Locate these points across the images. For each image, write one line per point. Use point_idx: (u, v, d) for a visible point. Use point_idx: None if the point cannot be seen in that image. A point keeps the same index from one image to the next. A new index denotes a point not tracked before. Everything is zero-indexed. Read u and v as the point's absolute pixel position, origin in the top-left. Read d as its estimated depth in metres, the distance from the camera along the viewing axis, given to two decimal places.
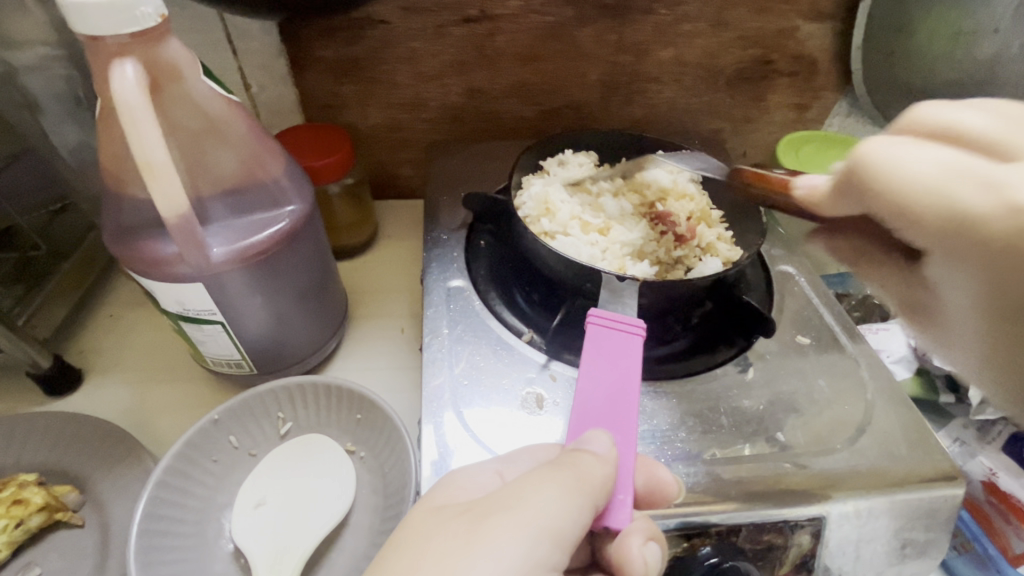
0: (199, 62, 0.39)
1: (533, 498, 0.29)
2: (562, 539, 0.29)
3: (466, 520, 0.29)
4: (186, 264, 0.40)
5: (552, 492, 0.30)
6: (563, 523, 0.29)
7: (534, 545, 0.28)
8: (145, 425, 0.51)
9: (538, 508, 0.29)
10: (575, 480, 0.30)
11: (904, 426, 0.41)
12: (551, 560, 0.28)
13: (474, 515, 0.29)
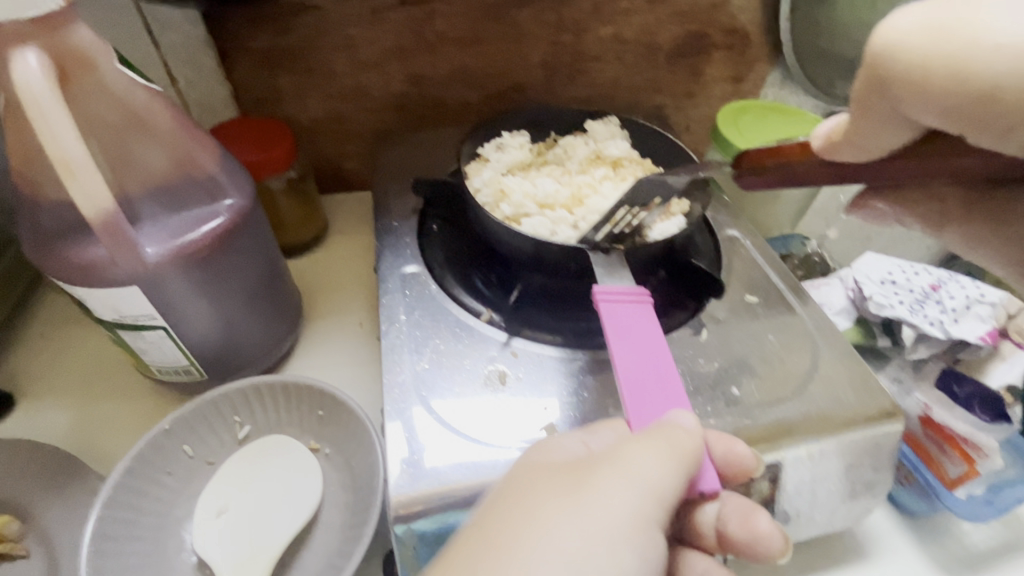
0: (113, 50, 0.37)
1: (634, 459, 0.28)
2: (665, 499, 0.28)
3: (573, 478, 0.28)
4: (119, 266, 0.38)
5: (652, 458, 0.28)
6: (665, 483, 0.28)
7: (640, 504, 0.27)
8: (88, 443, 0.48)
9: (637, 473, 0.28)
10: (671, 445, 0.29)
11: (848, 371, 0.44)
12: (656, 519, 0.28)
13: (581, 473, 0.29)
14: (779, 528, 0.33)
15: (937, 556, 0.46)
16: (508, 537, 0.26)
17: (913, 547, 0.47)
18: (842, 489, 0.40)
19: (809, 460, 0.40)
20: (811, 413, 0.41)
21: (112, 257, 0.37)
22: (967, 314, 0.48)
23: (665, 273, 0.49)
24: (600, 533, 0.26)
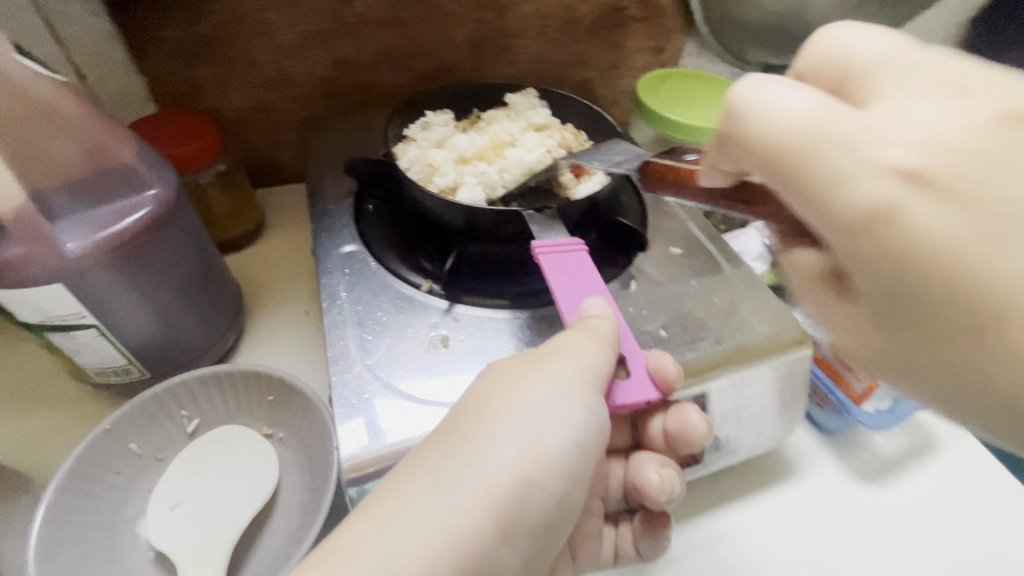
0: (9, 40, 0.36)
1: (565, 344, 0.34)
2: (598, 371, 0.33)
3: (516, 363, 0.34)
4: (39, 263, 0.37)
5: (577, 340, 0.34)
6: (598, 358, 0.33)
7: (576, 375, 0.33)
8: (26, 454, 0.46)
9: (567, 352, 0.33)
10: (601, 327, 0.35)
11: (764, 307, 0.48)
12: (594, 386, 0.33)
13: (522, 361, 0.34)
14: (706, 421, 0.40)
15: (852, 466, 0.52)
16: (472, 415, 0.32)
17: (832, 461, 0.52)
18: (764, 412, 0.45)
19: (731, 387, 0.44)
20: (731, 347, 0.45)
21: (30, 254, 0.36)
22: None
23: (596, 236, 0.53)
24: (547, 400, 0.32)
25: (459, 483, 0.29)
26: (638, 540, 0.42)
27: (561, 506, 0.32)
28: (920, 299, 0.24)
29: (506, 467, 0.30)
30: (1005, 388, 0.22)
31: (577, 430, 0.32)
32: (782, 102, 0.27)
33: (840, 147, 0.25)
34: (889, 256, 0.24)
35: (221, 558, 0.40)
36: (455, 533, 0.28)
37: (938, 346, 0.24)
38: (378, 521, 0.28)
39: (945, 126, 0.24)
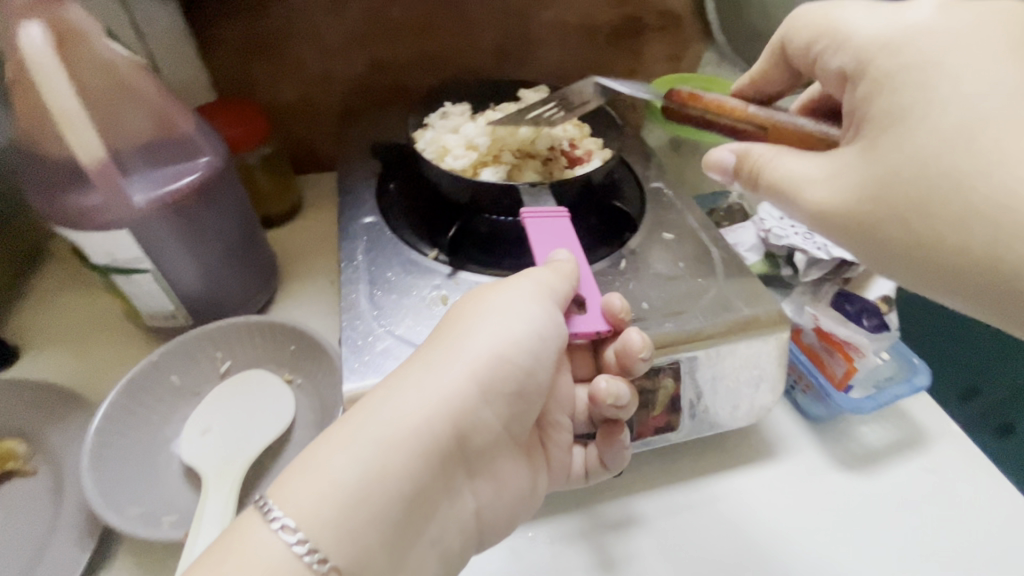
0: (104, 28, 0.44)
1: (532, 271, 0.41)
2: (557, 294, 0.41)
3: (490, 287, 0.42)
4: (111, 211, 0.44)
5: (544, 271, 0.41)
6: (555, 283, 0.41)
7: (539, 295, 0.40)
8: (86, 382, 0.54)
9: (532, 275, 0.41)
10: (557, 265, 0.42)
11: (746, 288, 0.50)
12: (552, 304, 0.40)
13: (496, 286, 0.42)
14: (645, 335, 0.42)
15: (838, 455, 0.51)
16: (458, 322, 0.39)
17: (815, 446, 0.52)
18: (739, 385, 0.47)
19: (706, 360, 0.46)
20: (709, 321, 0.47)
21: (106, 203, 0.44)
22: None
23: (596, 219, 0.57)
24: (515, 314, 0.39)
25: (447, 366, 0.36)
26: (602, 454, 0.45)
27: (530, 388, 0.39)
28: (920, 183, 0.32)
29: (483, 353, 0.37)
30: (1003, 256, 0.31)
31: (541, 329, 0.39)
32: (847, 14, 0.37)
33: (907, 30, 0.34)
34: (903, 152, 0.33)
35: (239, 471, 0.45)
36: (444, 401, 0.35)
37: (941, 213, 0.32)
38: (384, 396, 0.35)
39: (996, 71, 0.32)
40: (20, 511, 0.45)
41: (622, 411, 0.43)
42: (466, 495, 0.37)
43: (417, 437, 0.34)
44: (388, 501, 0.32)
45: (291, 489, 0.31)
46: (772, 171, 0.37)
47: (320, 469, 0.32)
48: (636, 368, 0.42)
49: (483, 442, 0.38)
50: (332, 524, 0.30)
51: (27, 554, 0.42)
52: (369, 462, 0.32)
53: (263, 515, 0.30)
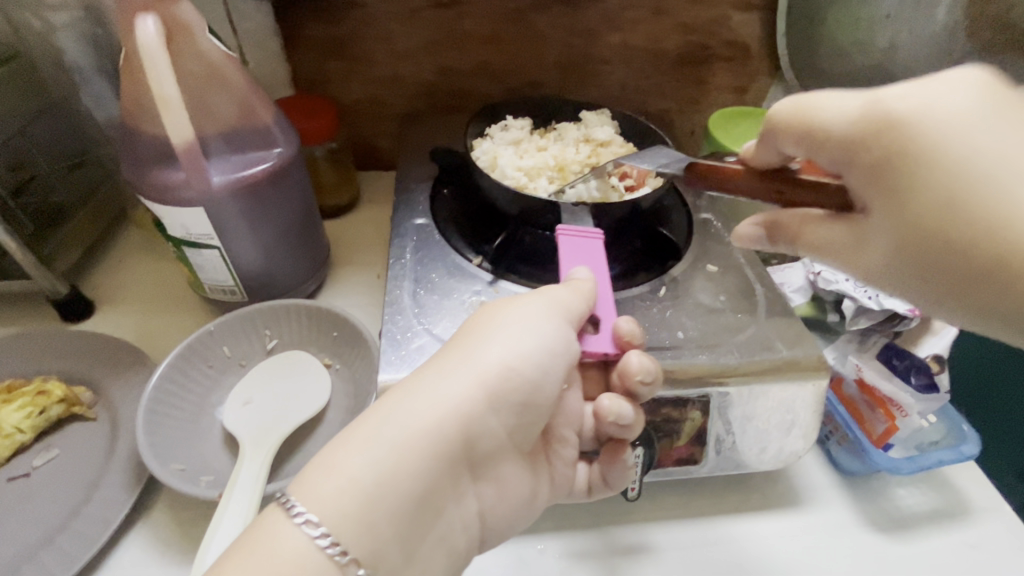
0: (207, 23, 0.48)
1: (549, 289, 0.42)
2: (571, 312, 0.41)
3: (508, 299, 0.42)
4: (191, 188, 0.48)
5: (562, 289, 0.42)
6: (570, 300, 0.41)
7: (553, 310, 0.40)
8: (148, 343, 0.58)
9: (548, 292, 0.41)
10: (573, 282, 0.43)
11: (788, 329, 0.49)
12: (566, 321, 0.41)
13: (512, 298, 0.43)
14: (650, 361, 0.42)
15: (870, 515, 0.49)
16: (473, 332, 0.40)
17: (845, 502, 0.50)
18: (769, 428, 0.46)
19: (738, 398, 0.45)
20: (744, 358, 0.46)
21: (187, 180, 0.48)
22: None
23: (640, 243, 0.59)
24: (526, 328, 0.39)
25: (459, 373, 0.37)
26: (604, 472, 0.44)
27: (537, 401, 0.39)
28: (930, 223, 0.29)
29: (494, 363, 0.37)
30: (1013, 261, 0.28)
31: (552, 345, 0.39)
32: (827, 102, 0.32)
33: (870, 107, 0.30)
34: (935, 215, 0.29)
35: (275, 442, 0.48)
36: (453, 407, 0.36)
37: (963, 232, 0.28)
38: (398, 399, 0.36)
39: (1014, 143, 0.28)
40: (78, 452, 0.49)
41: (625, 430, 0.43)
42: (471, 497, 0.38)
43: (427, 439, 0.35)
44: (399, 498, 0.33)
45: (309, 484, 0.32)
46: (811, 237, 0.35)
47: (337, 467, 0.33)
48: (642, 389, 0.42)
49: (489, 448, 0.38)
50: (349, 518, 0.32)
51: (79, 491, 0.46)
52: (384, 461, 0.33)
53: (286, 512, 0.32)
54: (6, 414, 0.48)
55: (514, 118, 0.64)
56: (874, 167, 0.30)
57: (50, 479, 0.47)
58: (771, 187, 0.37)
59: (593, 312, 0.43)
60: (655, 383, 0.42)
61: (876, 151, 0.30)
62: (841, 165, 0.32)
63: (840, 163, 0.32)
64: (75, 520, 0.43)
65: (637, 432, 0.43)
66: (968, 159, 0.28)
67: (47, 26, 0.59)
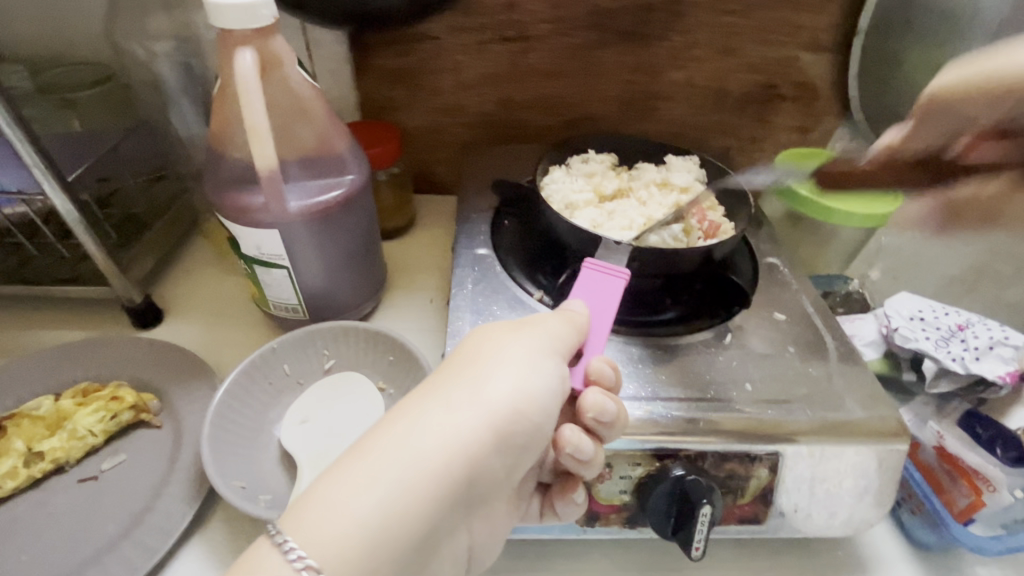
0: (296, 56, 0.50)
1: (547, 318, 0.41)
2: (568, 347, 0.40)
3: (511, 326, 0.41)
4: (269, 212, 0.50)
5: (557, 320, 0.41)
6: (566, 333, 0.40)
7: (552, 346, 0.39)
8: (211, 354, 0.60)
9: (547, 323, 0.40)
10: (569, 315, 0.42)
11: (864, 387, 0.47)
12: (563, 356, 0.39)
13: (515, 324, 0.41)
14: (613, 402, 0.38)
15: None
16: (471, 361, 0.38)
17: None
18: (840, 492, 0.44)
19: (809, 458, 0.43)
20: (815, 417, 0.44)
21: (267, 204, 0.50)
22: (991, 354, 0.49)
23: (702, 285, 0.58)
24: (529, 362, 0.38)
25: (466, 410, 0.35)
26: (554, 503, 0.42)
27: (537, 442, 0.38)
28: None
29: (503, 402, 0.36)
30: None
31: (555, 385, 0.38)
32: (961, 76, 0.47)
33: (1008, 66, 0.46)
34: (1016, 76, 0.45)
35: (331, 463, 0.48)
36: (460, 447, 0.34)
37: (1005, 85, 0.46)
38: (398, 433, 0.34)
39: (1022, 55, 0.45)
40: (141, 459, 0.51)
41: (581, 468, 0.39)
42: (465, 535, 0.37)
43: (433, 481, 0.33)
44: (403, 544, 0.32)
45: (304, 524, 0.31)
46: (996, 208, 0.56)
47: (338, 507, 0.31)
48: (602, 427, 0.39)
49: (489, 488, 0.37)
50: (352, 565, 0.30)
51: (142, 500, 0.47)
52: (390, 504, 0.32)
53: (281, 553, 0.30)
54: (81, 418, 0.51)
55: (593, 152, 0.65)
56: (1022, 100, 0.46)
57: (115, 484, 0.49)
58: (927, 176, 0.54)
59: (580, 347, 0.42)
60: (614, 425, 0.39)
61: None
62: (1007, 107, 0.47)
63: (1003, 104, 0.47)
64: (137, 529, 0.45)
65: (590, 472, 0.40)
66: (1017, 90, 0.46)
67: (146, 53, 0.63)
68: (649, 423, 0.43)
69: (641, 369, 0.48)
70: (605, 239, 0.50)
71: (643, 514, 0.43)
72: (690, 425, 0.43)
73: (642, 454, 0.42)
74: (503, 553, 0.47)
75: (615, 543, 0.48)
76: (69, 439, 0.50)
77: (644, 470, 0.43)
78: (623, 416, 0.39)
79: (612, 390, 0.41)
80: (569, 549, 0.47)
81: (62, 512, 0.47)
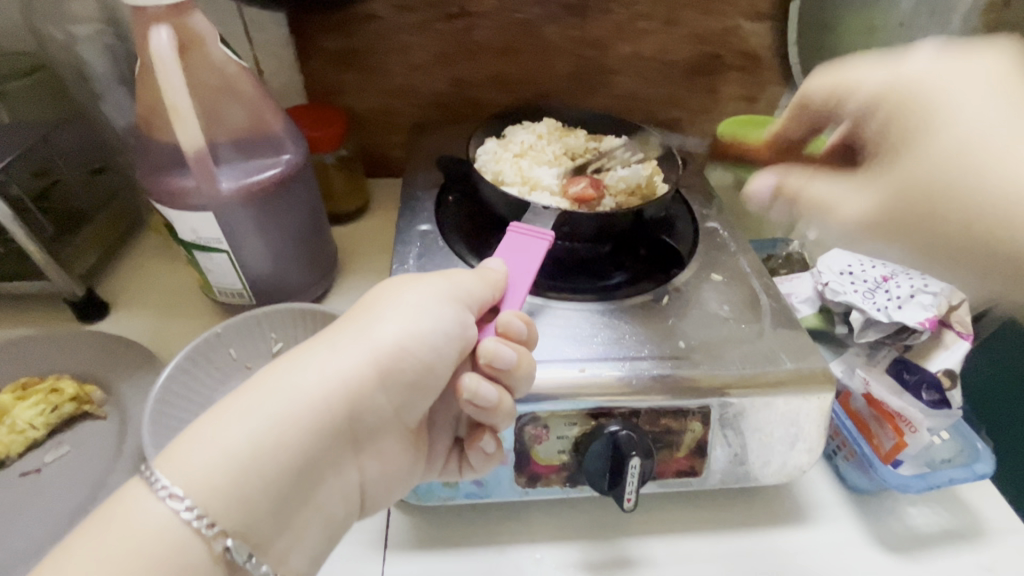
0: (219, 35, 0.49)
1: (454, 271, 0.42)
2: (473, 296, 0.41)
3: (410, 276, 0.43)
4: (202, 195, 0.50)
5: (471, 276, 0.42)
6: (471, 283, 0.42)
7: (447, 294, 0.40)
8: (158, 345, 0.60)
9: (452, 275, 0.42)
10: (474, 269, 0.43)
11: (793, 339, 0.48)
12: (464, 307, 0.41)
13: (416, 274, 0.43)
14: (507, 347, 0.40)
15: (875, 530, 0.47)
16: (366, 309, 0.40)
17: (850, 517, 0.48)
18: (772, 441, 0.45)
19: (740, 410, 0.44)
20: (746, 370, 0.45)
21: (198, 187, 0.49)
22: (912, 302, 0.51)
23: (646, 251, 0.59)
24: (418, 306, 0.39)
25: (350, 351, 0.37)
26: (467, 457, 0.44)
27: (428, 381, 0.39)
28: (960, 193, 0.32)
29: (387, 341, 0.38)
30: (986, 227, 0.32)
31: (448, 329, 0.39)
32: (859, 78, 0.38)
33: (891, 76, 0.36)
34: (944, 168, 0.33)
35: None
36: (340, 383, 0.36)
37: (922, 150, 0.34)
38: (282, 373, 0.36)
39: (986, 107, 0.33)
40: (85, 449, 0.50)
41: (485, 415, 0.41)
42: (353, 470, 0.38)
43: (310, 415, 0.35)
44: (275, 471, 0.33)
45: (178, 456, 0.32)
46: (811, 191, 0.39)
47: (211, 439, 0.33)
48: (502, 373, 0.40)
49: (375, 425, 0.38)
50: (219, 491, 0.32)
51: (87, 488, 0.47)
52: (262, 434, 0.33)
53: (149, 484, 0.31)
54: (20, 411, 0.50)
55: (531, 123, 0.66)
56: (889, 114, 0.36)
57: (60, 475, 0.48)
58: (777, 148, 0.48)
59: (495, 303, 0.43)
60: (514, 369, 0.40)
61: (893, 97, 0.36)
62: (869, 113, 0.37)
63: (871, 112, 0.37)
64: (81, 516, 0.44)
65: (497, 420, 0.41)
66: (984, 146, 0.32)
67: (72, 39, 0.62)
68: (584, 385, 0.43)
69: (579, 332, 0.49)
70: (534, 205, 0.51)
71: (582, 472, 0.44)
72: (624, 385, 0.44)
73: (578, 414, 0.43)
74: (453, 519, 0.48)
75: (562, 503, 0.49)
76: (10, 433, 0.49)
77: (581, 429, 0.44)
78: (525, 362, 0.40)
79: (522, 343, 0.42)
80: (517, 512, 0.48)
81: (6, 504, 0.46)
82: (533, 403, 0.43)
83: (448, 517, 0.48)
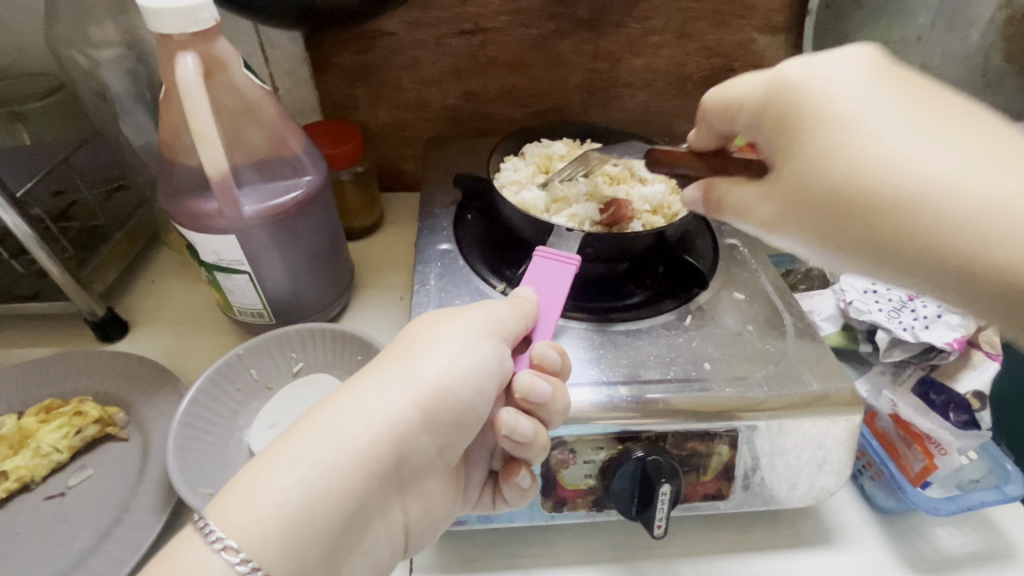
0: (242, 58, 0.49)
1: (488, 303, 0.43)
2: (509, 329, 0.42)
3: (447, 311, 0.43)
4: (225, 217, 0.50)
5: (503, 306, 0.43)
6: (507, 317, 0.42)
7: (484, 330, 0.40)
8: (178, 364, 0.60)
9: (487, 308, 0.42)
10: (510, 301, 0.44)
11: (820, 359, 0.48)
12: (500, 342, 0.41)
13: (453, 309, 0.44)
14: (541, 379, 0.40)
15: (904, 552, 0.47)
16: (407, 346, 0.41)
17: (879, 540, 0.47)
18: (800, 463, 0.45)
19: (766, 432, 0.44)
20: (773, 392, 0.45)
21: (221, 209, 0.49)
22: (938, 322, 0.50)
23: (664, 267, 0.59)
24: (459, 342, 0.40)
25: (394, 391, 0.37)
26: (503, 491, 0.44)
27: (471, 419, 0.40)
28: (876, 202, 0.31)
29: (430, 380, 0.38)
30: (934, 245, 0.30)
31: (488, 365, 0.40)
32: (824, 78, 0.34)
33: (853, 95, 0.33)
34: (813, 171, 0.33)
35: None
36: (387, 425, 0.36)
37: (803, 155, 0.34)
38: (329, 416, 0.36)
39: (880, 104, 0.32)
40: (110, 473, 0.50)
41: (523, 450, 0.40)
42: (399, 512, 0.38)
43: (359, 459, 0.35)
44: (326, 519, 0.33)
45: (229, 506, 0.32)
46: (732, 196, 0.40)
47: (262, 487, 0.33)
48: (537, 407, 0.40)
49: (420, 465, 0.39)
50: (272, 544, 0.32)
51: (113, 513, 0.47)
52: (312, 482, 0.33)
53: (202, 536, 0.31)
54: (45, 434, 0.50)
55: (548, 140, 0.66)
56: (773, 127, 0.35)
57: (84, 499, 0.48)
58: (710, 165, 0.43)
59: (527, 332, 0.44)
60: (549, 403, 0.40)
61: (778, 107, 0.35)
62: (756, 128, 0.37)
63: (757, 125, 0.37)
64: (107, 542, 0.44)
65: (533, 454, 0.41)
66: (903, 164, 0.31)
67: (92, 60, 0.62)
68: (610, 408, 0.43)
69: (603, 353, 0.49)
70: (556, 226, 0.51)
71: (608, 496, 0.44)
72: (649, 408, 0.43)
73: (604, 438, 0.43)
74: (477, 543, 0.47)
75: (588, 525, 0.48)
76: (34, 457, 0.50)
77: (608, 453, 0.44)
78: (559, 394, 0.41)
79: (555, 374, 0.42)
80: (543, 534, 0.48)
81: (30, 530, 0.46)
82: (560, 428, 0.43)
83: (474, 540, 0.47)
